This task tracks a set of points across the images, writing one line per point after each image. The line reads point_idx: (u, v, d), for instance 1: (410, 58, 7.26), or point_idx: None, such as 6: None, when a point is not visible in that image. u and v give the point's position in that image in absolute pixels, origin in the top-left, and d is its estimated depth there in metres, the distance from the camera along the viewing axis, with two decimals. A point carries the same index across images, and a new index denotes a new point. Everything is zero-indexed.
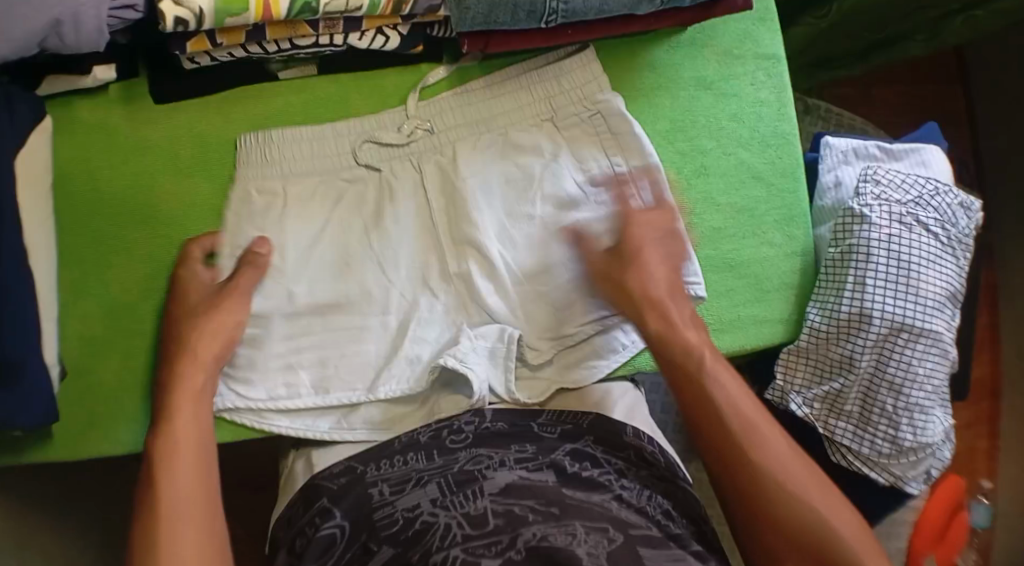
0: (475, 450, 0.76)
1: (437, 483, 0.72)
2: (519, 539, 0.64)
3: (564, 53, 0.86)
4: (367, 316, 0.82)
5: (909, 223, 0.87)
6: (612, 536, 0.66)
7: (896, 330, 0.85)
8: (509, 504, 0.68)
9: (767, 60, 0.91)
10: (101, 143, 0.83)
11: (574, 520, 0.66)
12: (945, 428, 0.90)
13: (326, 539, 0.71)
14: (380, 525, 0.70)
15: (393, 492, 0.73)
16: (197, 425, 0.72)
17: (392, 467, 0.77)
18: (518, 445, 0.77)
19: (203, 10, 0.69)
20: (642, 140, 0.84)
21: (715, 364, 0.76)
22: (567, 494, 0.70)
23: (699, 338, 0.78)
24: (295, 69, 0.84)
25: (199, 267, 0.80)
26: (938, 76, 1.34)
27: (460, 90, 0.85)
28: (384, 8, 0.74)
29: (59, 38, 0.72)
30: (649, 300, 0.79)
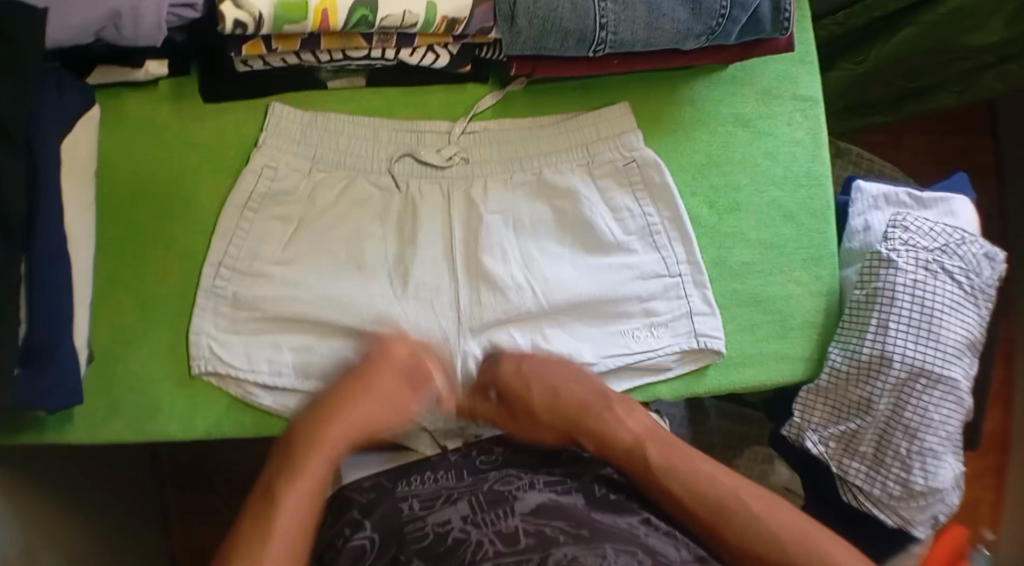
0: (504, 473, 0.79)
1: (468, 501, 0.74)
2: (549, 558, 0.65)
3: (607, 103, 0.88)
4: (382, 325, 0.82)
5: (934, 270, 0.89)
6: (640, 559, 0.66)
7: (915, 374, 0.86)
8: (540, 525, 0.69)
9: (804, 101, 0.92)
10: (147, 136, 0.84)
11: (605, 543, 0.67)
12: (956, 474, 0.91)
13: (356, 549, 0.73)
14: (411, 537, 0.72)
15: (423, 508, 0.75)
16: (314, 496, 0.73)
17: (422, 484, 0.80)
18: (545, 470, 0.81)
19: (263, 16, 0.71)
20: (673, 191, 0.87)
21: (660, 459, 0.78)
22: (595, 516, 0.72)
23: (636, 432, 0.81)
24: (344, 79, 0.85)
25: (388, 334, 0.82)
26: (969, 128, 1.36)
27: (502, 124, 0.87)
28: (438, 26, 0.75)
29: (116, 30, 0.74)
30: (571, 422, 0.84)
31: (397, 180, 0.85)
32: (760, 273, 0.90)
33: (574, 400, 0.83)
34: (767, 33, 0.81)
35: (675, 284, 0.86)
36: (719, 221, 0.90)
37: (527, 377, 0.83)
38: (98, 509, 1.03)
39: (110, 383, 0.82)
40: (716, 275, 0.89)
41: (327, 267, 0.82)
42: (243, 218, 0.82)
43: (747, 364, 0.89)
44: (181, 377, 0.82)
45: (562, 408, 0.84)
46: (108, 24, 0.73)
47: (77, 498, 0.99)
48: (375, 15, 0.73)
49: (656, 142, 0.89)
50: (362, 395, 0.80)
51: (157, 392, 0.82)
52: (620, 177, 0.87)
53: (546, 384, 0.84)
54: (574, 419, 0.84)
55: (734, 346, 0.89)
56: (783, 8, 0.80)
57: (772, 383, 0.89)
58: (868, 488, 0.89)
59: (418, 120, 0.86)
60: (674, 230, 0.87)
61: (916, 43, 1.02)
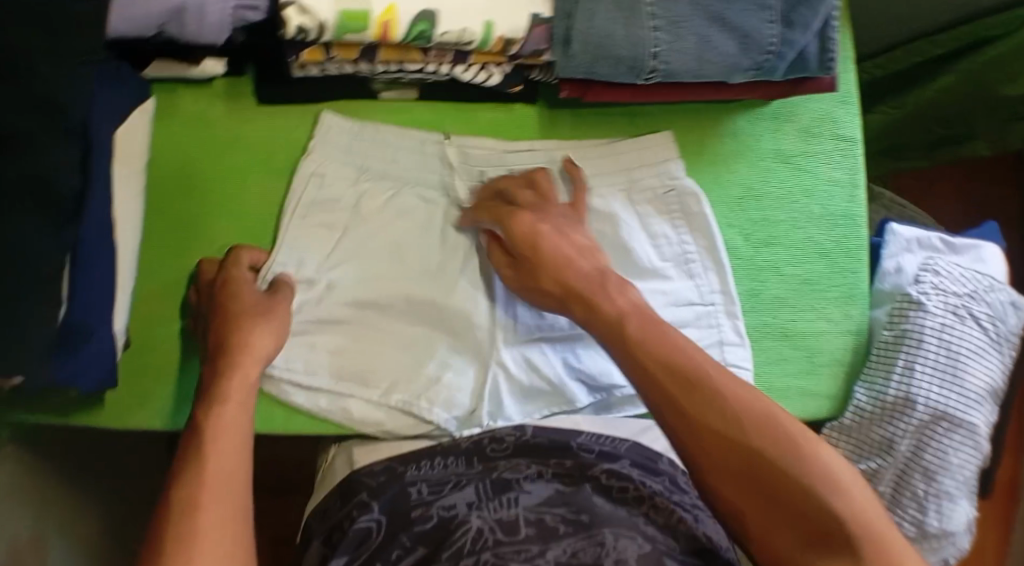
0: (514, 460, 0.83)
1: (475, 488, 0.79)
2: (548, 551, 0.69)
3: (651, 130, 0.90)
4: (418, 327, 0.85)
5: (962, 316, 0.90)
6: (641, 542, 0.71)
7: (937, 418, 0.87)
8: (541, 514, 0.74)
9: (845, 141, 0.93)
10: (199, 132, 0.86)
11: (603, 530, 0.71)
12: (970, 518, 0.91)
13: (362, 531, 0.78)
14: (415, 520, 0.77)
15: (432, 492, 0.80)
16: (241, 423, 0.73)
17: (431, 469, 0.84)
18: (556, 460, 0.83)
19: (326, 23, 0.72)
20: (711, 222, 0.88)
21: (741, 389, 0.70)
22: (596, 504, 0.76)
23: (706, 361, 0.72)
24: (397, 91, 0.86)
25: (244, 272, 0.81)
26: (1002, 180, 1.36)
27: (547, 146, 0.88)
28: (494, 45, 0.77)
29: (180, 26, 0.75)
30: (640, 337, 0.74)
31: (442, 194, 0.87)
32: (791, 308, 0.92)
33: (678, 356, 0.72)
34: (812, 72, 0.83)
35: (707, 313, 0.88)
36: (755, 254, 0.91)
37: (540, 232, 0.81)
38: (114, 495, 1.04)
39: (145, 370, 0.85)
40: (747, 307, 0.91)
41: (372, 269, 0.84)
42: (291, 224, 0.83)
43: (773, 397, 0.90)
44: None
45: (657, 370, 0.72)
46: (172, 19, 0.75)
47: (95, 480, 1.00)
48: (434, 29, 0.74)
49: (697, 173, 0.91)
50: (253, 321, 0.77)
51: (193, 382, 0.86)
52: (659, 201, 0.88)
53: (638, 332, 0.74)
54: (630, 337, 0.74)
55: (762, 378, 0.90)
56: (830, 48, 0.82)
57: (795, 418, 0.91)
58: None
59: (465, 135, 0.87)
60: (708, 260, 0.89)
61: (957, 91, 1.03)
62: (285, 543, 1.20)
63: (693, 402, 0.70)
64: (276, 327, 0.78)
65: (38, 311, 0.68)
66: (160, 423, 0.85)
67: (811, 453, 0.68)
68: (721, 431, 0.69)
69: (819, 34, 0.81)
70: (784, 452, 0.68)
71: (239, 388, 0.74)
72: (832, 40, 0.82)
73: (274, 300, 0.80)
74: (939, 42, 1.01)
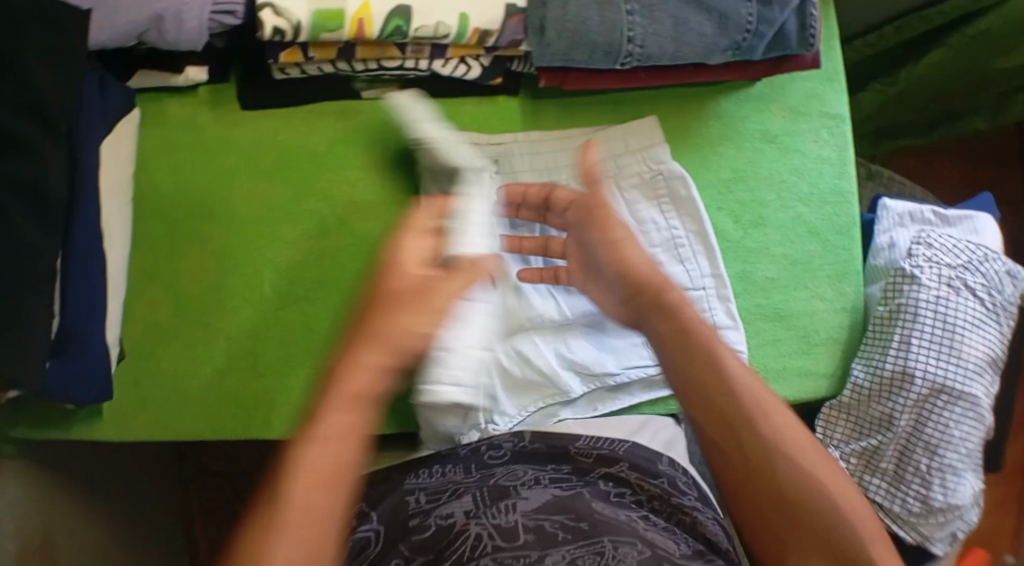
0: (511, 467, 0.83)
1: (472, 496, 0.78)
2: (547, 558, 0.68)
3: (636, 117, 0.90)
4: None
5: (957, 287, 0.89)
6: (639, 550, 0.69)
7: (936, 391, 0.87)
8: (540, 520, 0.72)
9: (832, 119, 0.93)
10: (185, 139, 0.88)
11: (603, 538, 0.70)
12: (975, 492, 0.90)
13: (360, 541, 0.76)
14: (413, 530, 0.75)
15: (430, 501, 0.79)
16: (299, 460, 0.61)
17: (430, 477, 0.83)
18: (554, 465, 0.83)
19: (300, 23, 0.73)
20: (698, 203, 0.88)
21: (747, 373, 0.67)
22: (596, 510, 0.74)
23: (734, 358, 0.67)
24: (379, 89, 0.88)
25: (415, 238, 0.60)
26: (998, 154, 1.35)
27: (531, 137, 0.88)
28: (470, 38, 0.77)
29: (159, 33, 0.76)
30: (669, 308, 0.69)
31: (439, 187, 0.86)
32: (784, 288, 0.91)
33: (697, 334, 0.67)
34: (793, 50, 0.82)
35: (699, 296, 0.88)
36: (745, 235, 0.91)
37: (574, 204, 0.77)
38: (123, 505, 1.05)
39: (140, 377, 0.86)
40: (740, 289, 0.91)
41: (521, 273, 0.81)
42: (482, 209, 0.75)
43: (770, 378, 0.90)
44: (206, 373, 0.86)
45: (704, 386, 0.66)
46: (150, 27, 0.76)
47: (98, 491, 1.01)
48: (410, 25, 0.75)
49: (683, 157, 0.91)
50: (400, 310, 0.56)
51: (188, 387, 0.86)
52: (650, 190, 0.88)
53: (670, 300, 0.69)
54: (655, 302, 0.69)
55: (758, 360, 0.90)
56: (810, 24, 0.81)
57: (794, 399, 0.90)
58: (887, 504, 0.89)
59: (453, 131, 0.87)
60: (698, 243, 0.89)
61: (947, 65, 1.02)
62: None
63: (706, 370, 0.66)
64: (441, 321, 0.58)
65: (28, 322, 0.69)
66: (158, 430, 0.86)
67: (807, 454, 0.65)
68: (759, 457, 0.64)
69: (798, 12, 0.80)
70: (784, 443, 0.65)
71: (331, 444, 0.54)
72: (812, 16, 0.81)
73: (433, 283, 0.58)
74: (927, 19, 0.99)
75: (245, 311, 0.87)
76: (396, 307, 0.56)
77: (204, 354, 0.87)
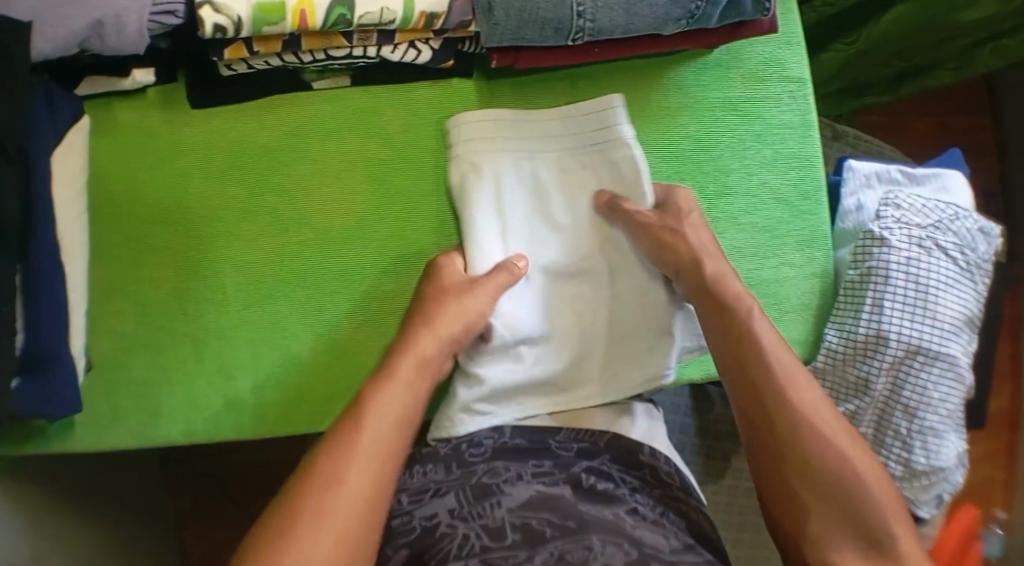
0: (492, 463, 0.80)
1: (456, 495, 0.76)
2: (537, 556, 0.67)
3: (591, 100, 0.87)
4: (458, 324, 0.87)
5: (927, 247, 0.88)
6: (626, 549, 0.68)
7: (911, 353, 0.87)
8: (526, 518, 0.71)
9: (793, 82, 0.92)
10: (138, 144, 0.86)
11: (591, 534, 0.69)
12: (959, 453, 0.93)
13: None
14: (398, 531, 0.75)
15: (412, 501, 0.78)
16: (394, 422, 0.75)
17: (411, 476, 0.81)
18: (534, 461, 0.81)
19: (241, 18, 0.71)
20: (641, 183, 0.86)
21: (779, 346, 0.77)
22: (584, 508, 0.73)
23: (767, 331, 0.78)
24: (329, 79, 0.87)
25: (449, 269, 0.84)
26: (969, 105, 1.34)
27: (500, 117, 0.86)
28: (417, 22, 0.76)
29: (100, 40, 0.74)
30: (717, 302, 0.80)
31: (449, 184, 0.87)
32: (753, 256, 0.90)
33: (742, 313, 0.79)
34: (748, 16, 0.81)
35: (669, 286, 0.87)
36: (710, 207, 0.91)
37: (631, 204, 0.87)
38: (109, 516, 1.05)
39: (112, 388, 0.86)
40: None
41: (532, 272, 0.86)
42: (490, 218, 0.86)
43: None
44: (177, 379, 0.86)
45: (751, 386, 0.76)
46: (89, 34, 0.74)
47: (83, 504, 1.01)
48: (353, 13, 0.73)
49: (643, 131, 0.90)
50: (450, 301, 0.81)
51: (160, 396, 0.85)
52: (574, 178, 0.88)
53: (717, 278, 0.81)
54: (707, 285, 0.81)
55: None
56: None
57: None
58: None
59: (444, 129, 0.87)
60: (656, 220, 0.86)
61: (907, 20, 1.01)
62: None
63: (738, 339, 0.78)
64: (458, 311, 0.81)
65: None
66: (134, 440, 0.85)
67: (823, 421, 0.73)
68: (785, 421, 0.73)
69: None
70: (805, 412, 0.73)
71: (388, 407, 0.75)
72: None
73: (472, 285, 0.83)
74: None
75: (210, 313, 0.86)
76: (450, 300, 0.81)
77: (173, 361, 0.86)
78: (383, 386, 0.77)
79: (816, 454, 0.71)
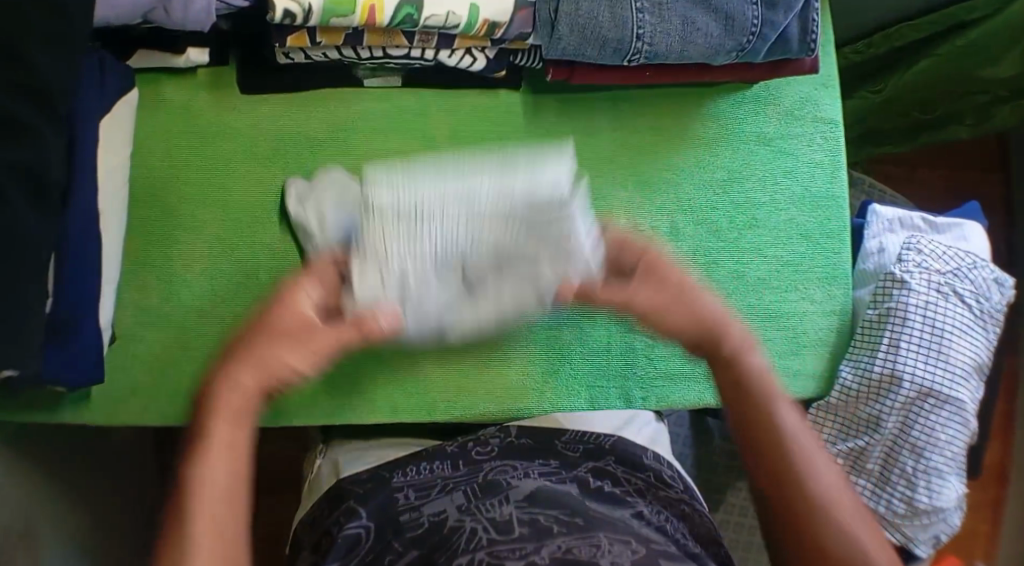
0: (498, 462, 0.81)
1: (463, 492, 0.77)
2: (544, 548, 0.65)
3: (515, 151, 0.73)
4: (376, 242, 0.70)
5: (945, 293, 0.91)
6: (635, 548, 0.66)
7: (923, 394, 0.89)
8: (534, 514, 0.70)
9: (825, 124, 0.95)
10: (183, 122, 0.87)
11: (598, 533, 0.67)
12: (959, 495, 0.92)
13: (351, 537, 0.75)
14: (405, 526, 0.74)
15: (418, 498, 0.78)
16: (234, 462, 0.53)
17: (417, 474, 0.82)
18: (541, 459, 0.81)
19: (311, 7, 0.72)
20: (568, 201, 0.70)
21: (778, 419, 0.60)
22: (590, 507, 0.72)
23: (792, 412, 0.61)
24: (381, 78, 0.88)
25: (307, 299, 0.59)
26: (981, 163, 1.38)
27: (398, 168, 0.75)
28: (479, 29, 0.77)
29: (164, 12, 0.75)
30: (725, 352, 0.62)
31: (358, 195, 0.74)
32: (776, 289, 0.93)
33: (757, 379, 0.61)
34: (794, 54, 0.83)
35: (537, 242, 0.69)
36: (738, 237, 0.93)
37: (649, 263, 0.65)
38: (105, 494, 1.04)
39: (131, 362, 0.85)
40: (733, 289, 0.92)
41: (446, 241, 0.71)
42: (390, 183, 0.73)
43: None
44: (197, 359, 0.85)
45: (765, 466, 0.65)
46: (156, 6, 0.74)
47: (82, 480, 0.99)
48: (420, 14, 0.75)
49: (679, 156, 0.92)
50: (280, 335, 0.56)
51: (179, 374, 0.85)
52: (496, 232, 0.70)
53: (733, 354, 0.62)
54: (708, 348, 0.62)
55: None
56: (811, 29, 0.82)
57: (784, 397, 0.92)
58: (872, 504, 0.92)
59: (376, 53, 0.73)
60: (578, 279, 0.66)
61: (933, 75, 1.05)
62: (278, 544, 1.19)
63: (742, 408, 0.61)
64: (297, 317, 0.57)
65: (23, 302, 0.68)
66: (149, 417, 0.85)
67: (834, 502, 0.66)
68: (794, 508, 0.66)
69: (800, 16, 0.82)
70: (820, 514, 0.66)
71: (229, 452, 0.53)
72: (813, 21, 0.82)
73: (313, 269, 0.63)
74: (919, 27, 1.02)
75: (240, 296, 0.86)
76: (282, 336, 0.56)
77: (196, 340, 0.86)
78: (207, 463, 0.52)
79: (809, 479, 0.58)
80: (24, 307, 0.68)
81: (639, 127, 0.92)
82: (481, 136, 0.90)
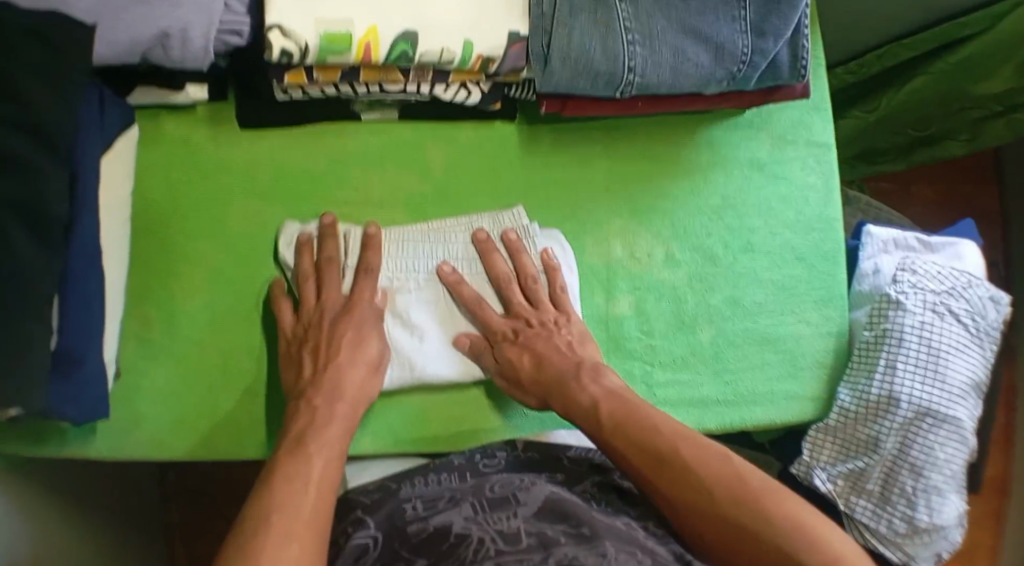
0: (507, 475, 0.82)
1: (471, 504, 0.76)
2: (551, 556, 0.65)
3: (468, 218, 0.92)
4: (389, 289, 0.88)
5: (940, 313, 0.92)
6: (640, 559, 0.68)
7: (920, 415, 0.90)
8: (542, 526, 0.71)
9: (817, 147, 0.96)
10: (182, 157, 0.88)
11: (605, 541, 0.68)
12: (959, 512, 0.93)
13: (358, 547, 0.76)
14: (412, 535, 0.74)
15: (426, 509, 0.78)
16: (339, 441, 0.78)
17: (424, 486, 0.83)
18: (549, 474, 0.84)
19: (308, 46, 0.73)
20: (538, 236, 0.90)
21: (621, 405, 0.80)
22: (596, 517, 0.74)
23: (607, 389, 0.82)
24: (378, 112, 0.89)
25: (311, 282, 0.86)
26: (976, 177, 1.39)
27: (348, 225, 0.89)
28: (474, 63, 0.78)
29: (163, 50, 0.76)
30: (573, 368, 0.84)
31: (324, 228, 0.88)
32: (773, 312, 0.93)
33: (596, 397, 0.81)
34: (785, 80, 0.84)
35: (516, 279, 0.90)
36: (733, 262, 0.93)
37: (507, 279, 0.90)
38: (109, 524, 1.04)
39: (134, 394, 0.86)
40: (729, 313, 0.93)
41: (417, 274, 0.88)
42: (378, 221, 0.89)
43: (757, 402, 0.91)
44: (199, 391, 0.86)
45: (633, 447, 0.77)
46: (155, 45, 0.76)
47: (86, 511, 1.00)
48: (415, 50, 0.76)
49: (673, 183, 0.93)
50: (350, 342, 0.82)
51: (182, 405, 0.86)
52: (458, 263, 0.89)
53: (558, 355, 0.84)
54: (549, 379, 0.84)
55: (747, 384, 0.92)
56: (801, 55, 0.83)
57: (779, 422, 0.92)
58: (873, 525, 0.92)
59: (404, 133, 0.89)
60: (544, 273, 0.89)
61: (926, 93, 1.06)
62: None
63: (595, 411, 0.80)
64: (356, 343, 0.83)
65: (26, 339, 0.69)
66: (152, 448, 0.85)
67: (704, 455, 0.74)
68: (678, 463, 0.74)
69: (791, 42, 0.83)
70: (695, 464, 0.74)
71: (334, 423, 0.78)
72: (803, 47, 0.83)
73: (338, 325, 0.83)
74: (908, 45, 1.02)
75: (241, 328, 0.87)
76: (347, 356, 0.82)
77: (198, 371, 0.87)
78: (308, 462, 0.74)
79: (738, 508, 0.70)
80: (28, 344, 0.69)
81: (632, 154, 0.93)
82: (478, 166, 0.91)
